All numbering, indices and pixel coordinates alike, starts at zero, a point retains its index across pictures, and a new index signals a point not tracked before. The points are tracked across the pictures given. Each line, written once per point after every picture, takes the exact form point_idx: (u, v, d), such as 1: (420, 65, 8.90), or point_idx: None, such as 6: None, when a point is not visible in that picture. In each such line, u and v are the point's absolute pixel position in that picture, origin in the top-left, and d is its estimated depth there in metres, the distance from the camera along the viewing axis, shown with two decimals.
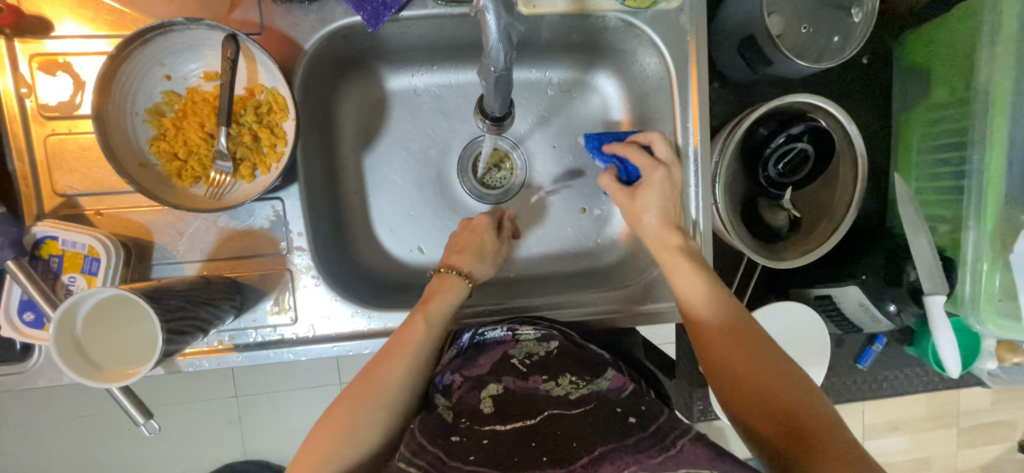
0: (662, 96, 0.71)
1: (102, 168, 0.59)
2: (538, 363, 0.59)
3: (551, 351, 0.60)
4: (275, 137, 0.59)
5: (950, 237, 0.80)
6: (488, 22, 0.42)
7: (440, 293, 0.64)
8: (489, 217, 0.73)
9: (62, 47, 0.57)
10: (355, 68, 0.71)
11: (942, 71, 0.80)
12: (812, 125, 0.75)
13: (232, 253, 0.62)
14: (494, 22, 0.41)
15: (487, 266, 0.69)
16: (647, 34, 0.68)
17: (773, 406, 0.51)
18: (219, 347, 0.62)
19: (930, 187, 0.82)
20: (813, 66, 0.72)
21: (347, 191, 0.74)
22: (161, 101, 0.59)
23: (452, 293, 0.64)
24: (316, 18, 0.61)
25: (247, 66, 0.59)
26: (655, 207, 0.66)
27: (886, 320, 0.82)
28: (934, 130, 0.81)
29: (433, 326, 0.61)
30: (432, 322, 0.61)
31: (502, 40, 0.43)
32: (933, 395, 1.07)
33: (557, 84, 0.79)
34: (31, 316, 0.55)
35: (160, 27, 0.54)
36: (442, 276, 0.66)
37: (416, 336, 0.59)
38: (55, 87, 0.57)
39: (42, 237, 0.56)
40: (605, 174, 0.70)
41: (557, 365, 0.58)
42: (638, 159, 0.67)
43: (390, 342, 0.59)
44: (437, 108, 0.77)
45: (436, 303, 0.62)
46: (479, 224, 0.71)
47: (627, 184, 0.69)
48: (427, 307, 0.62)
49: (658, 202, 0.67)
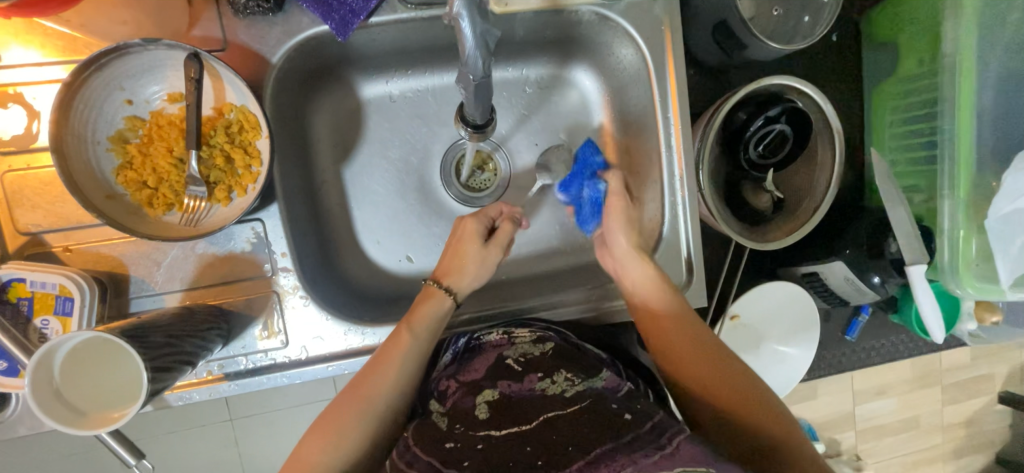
0: (641, 87, 0.71)
1: (67, 202, 0.56)
2: (532, 363, 0.58)
3: (547, 351, 0.60)
4: (249, 157, 0.57)
5: (926, 206, 0.82)
6: (464, 30, 0.41)
7: (428, 307, 0.62)
8: (478, 219, 0.68)
9: (11, 77, 0.54)
10: (326, 79, 0.69)
11: (911, 44, 0.81)
12: (789, 105, 0.75)
13: (214, 280, 0.60)
14: (470, 28, 0.40)
15: (471, 277, 0.66)
16: (621, 26, 0.67)
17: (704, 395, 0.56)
18: (209, 377, 0.60)
19: (904, 158, 0.84)
20: (786, 48, 0.72)
21: (329, 205, 0.72)
22: (125, 127, 0.56)
23: (441, 306, 0.62)
24: (282, 29, 0.59)
25: (213, 85, 0.57)
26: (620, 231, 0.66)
27: (872, 292, 0.82)
28: (906, 102, 0.83)
29: (420, 336, 0.59)
30: (419, 334, 0.59)
31: (480, 47, 0.42)
32: (917, 358, 1.10)
33: (535, 81, 0.78)
34: (4, 363, 0.52)
35: (116, 50, 0.51)
36: (429, 289, 0.64)
37: (404, 351, 0.58)
38: (8, 120, 0.54)
39: (9, 279, 0.53)
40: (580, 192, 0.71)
41: (552, 363, 0.58)
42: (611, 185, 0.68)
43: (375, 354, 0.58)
44: (415, 113, 0.75)
45: (422, 316, 0.61)
46: (466, 229, 0.67)
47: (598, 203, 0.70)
48: (415, 320, 0.60)
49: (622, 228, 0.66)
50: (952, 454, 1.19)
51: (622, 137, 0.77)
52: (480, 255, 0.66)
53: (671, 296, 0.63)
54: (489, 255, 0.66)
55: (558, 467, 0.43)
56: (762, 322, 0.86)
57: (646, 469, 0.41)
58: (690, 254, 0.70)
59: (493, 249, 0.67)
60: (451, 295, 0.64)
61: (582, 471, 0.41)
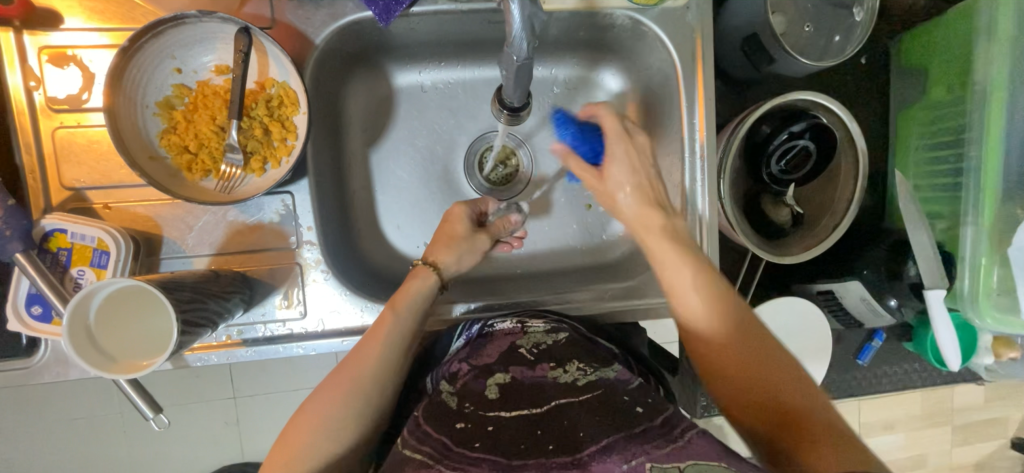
0: (668, 93, 0.72)
1: (111, 161, 0.59)
2: (546, 353, 0.59)
3: (560, 340, 0.60)
4: (286, 130, 0.60)
5: (948, 233, 0.81)
6: (512, 9, 0.43)
7: (416, 284, 0.63)
8: (467, 206, 0.70)
9: (72, 40, 0.57)
10: (361, 64, 0.72)
11: (939, 70, 0.81)
12: (814, 122, 0.76)
13: (241, 247, 0.62)
14: (519, 10, 0.42)
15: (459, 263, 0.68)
16: (653, 31, 0.69)
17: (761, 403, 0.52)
18: (227, 342, 0.62)
19: (926, 183, 0.84)
20: (815, 65, 0.73)
21: (354, 187, 0.74)
22: (172, 94, 0.59)
23: (427, 282, 0.64)
24: (327, 12, 0.62)
25: (258, 60, 0.59)
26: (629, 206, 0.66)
27: (888, 315, 0.83)
28: (932, 128, 0.83)
29: (403, 316, 0.60)
30: (402, 313, 0.60)
31: (525, 29, 0.44)
32: (929, 393, 1.08)
33: (563, 82, 0.79)
34: (39, 309, 0.55)
35: (172, 19, 0.54)
36: (417, 268, 0.65)
37: (385, 329, 0.58)
38: (64, 80, 0.57)
39: (51, 229, 0.55)
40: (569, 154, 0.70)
41: (565, 353, 0.58)
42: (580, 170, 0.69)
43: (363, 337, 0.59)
44: (444, 104, 0.77)
45: (408, 294, 0.62)
46: (455, 214, 0.69)
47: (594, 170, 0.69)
48: (402, 298, 0.61)
49: (631, 195, 0.66)
50: None
51: None
52: (466, 239, 0.68)
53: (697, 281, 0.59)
54: (474, 242, 0.69)
55: (569, 452, 0.44)
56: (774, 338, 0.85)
57: (659, 460, 0.42)
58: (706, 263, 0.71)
59: (479, 238, 0.69)
60: (437, 271, 0.65)
61: (594, 457, 0.42)
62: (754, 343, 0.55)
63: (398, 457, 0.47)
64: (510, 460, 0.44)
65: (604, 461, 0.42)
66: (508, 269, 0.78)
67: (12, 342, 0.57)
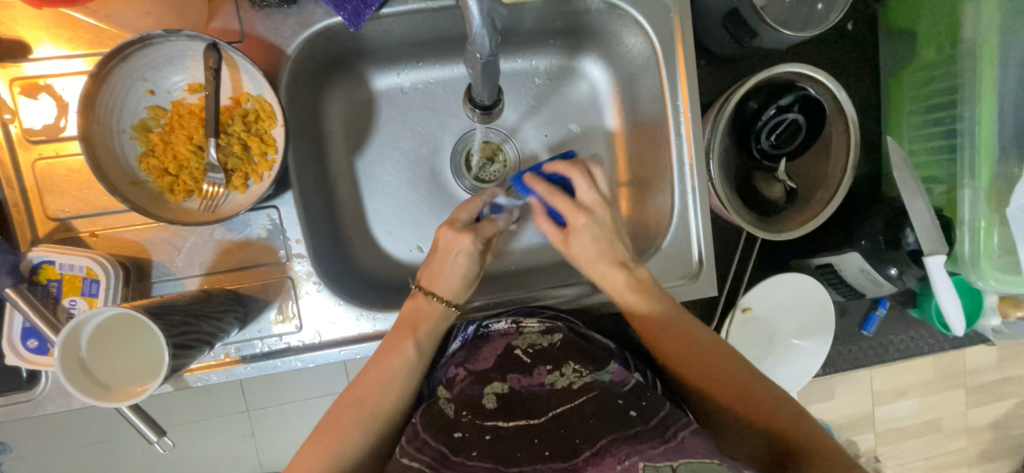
0: (649, 77, 0.71)
1: (94, 189, 0.59)
2: (541, 355, 0.58)
3: (555, 343, 0.59)
4: (265, 145, 0.59)
5: (946, 197, 0.79)
6: (471, 7, 0.41)
7: (429, 322, 0.63)
8: (475, 239, 0.65)
9: (43, 70, 0.57)
10: (338, 71, 0.71)
11: (927, 31, 0.80)
12: (802, 93, 0.75)
13: (232, 265, 0.62)
14: (477, 7, 0.41)
15: (460, 289, 0.66)
16: (629, 14, 0.67)
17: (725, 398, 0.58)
18: (226, 360, 0.62)
19: (923, 147, 0.82)
20: (798, 37, 0.71)
21: (342, 196, 0.74)
22: (148, 116, 0.58)
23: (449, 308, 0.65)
24: (297, 21, 0.61)
25: (231, 76, 0.59)
26: (591, 252, 0.64)
27: (888, 284, 0.82)
28: (925, 90, 0.81)
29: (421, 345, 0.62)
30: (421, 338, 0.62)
31: (485, 26, 0.43)
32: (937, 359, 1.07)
33: (544, 73, 0.78)
34: (35, 342, 0.55)
35: (138, 41, 0.53)
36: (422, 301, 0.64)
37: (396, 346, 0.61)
38: (39, 111, 0.57)
39: (39, 262, 0.55)
40: (536, 216, 0.66)
41: (561, 355, 0.57)
42: (560, 205, 0.63)
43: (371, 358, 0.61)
44: (425, 105, 0.76)
45: (428, 327, 0.63)
46: (458, 246, 0.64)
47: (560, 227, 0.66)
48: (421, 329, 0.63)
49: (591, 243, 0.64)
50: (977, 458, 1.16)
51: (630, 127, 0.77)
52: (473, 273, 0.66)
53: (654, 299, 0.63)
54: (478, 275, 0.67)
55: (565, 458, 0.44)
56: (776, 315, 0.84)
57: (654, 460, 0.42)
58: (700, 248, 0.70)
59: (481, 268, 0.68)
60: (455, 305, 0.66)
61: (588, 462, 0.43)
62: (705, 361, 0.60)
63: (397, 465, 0.48)
64: (506, 468, 0.44)
65: (599, 465, 0.42)
66: (502, 266, 0.77)
67: (13, 375, 0.58)
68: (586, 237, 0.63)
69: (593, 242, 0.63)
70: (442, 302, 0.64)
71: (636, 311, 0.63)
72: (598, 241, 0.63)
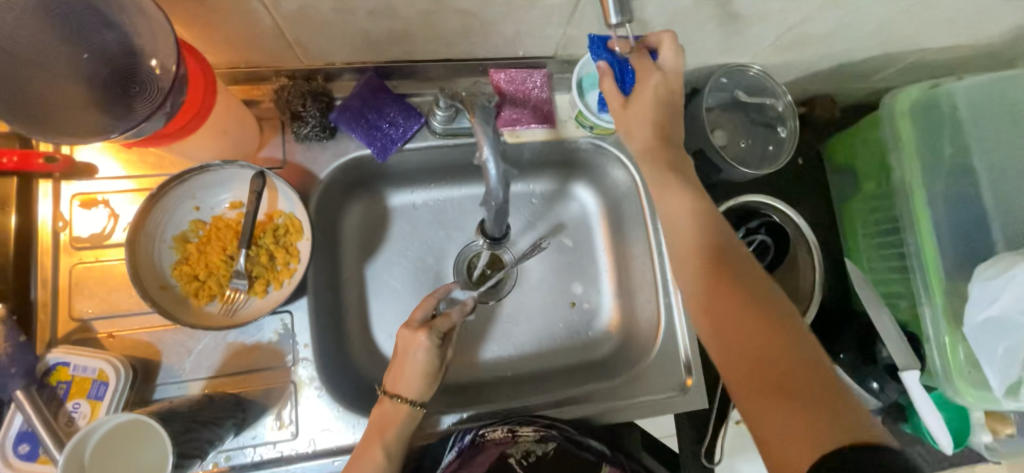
0: (632, 204, 0.83)
1: (122, 291, 0.63)
2: (534, 468, 0.62)
3: (549, 452, 0.62)
4: (289, 255, 0.65)
5: (910, 312, 0.87)
6: (489, 170, 0.52)
7: (393, 430, 0.62)
8: (431, 334, 0.64)
9: (104, 187, 0.65)
10: (360, 189, 0.80)
11: (865, 169, 0.93)
12: (766, 219, 0.86)
13: (238, 368, 0.64)
14: (494, 171, 0.51)
15: (421, 389, 0.64)
16: (613, 153, 0.80)
17: (769, 374, 0.48)
18: (215, 469, 0.61)
19: (880, 265, 0.92)
20: (755, 173, 0.83)
21: (349, 300, 0.78)
22: (188, 229, 0.65)
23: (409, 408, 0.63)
24: (332, 152, 0.72)
25: (269, 196, 0.67)
26: (648, 133, 0.61)
27: (873, 398, 0.86)
28: (870, 216, 0.93)
29: (392, 452, 0.61)
30: (388, 442, 0.61)
31: (501, 182, 0.53)
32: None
33: (539, 195, 0.88)
34: (27, 447, 0.54)
35: (199, 168, 0.63)
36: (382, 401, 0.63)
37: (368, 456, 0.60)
38: (91, 221, 0.64)
39: (55, 363, 0.57)
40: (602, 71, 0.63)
41: (552, 469, 0.62)
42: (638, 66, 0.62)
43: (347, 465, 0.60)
44: (434, 219, 0.84)
45: (394, 432, 0.62)
46: (412, 341, 0.64)
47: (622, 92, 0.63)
48: (388, 427, 0.62)
49: (651, 127, 0.61)
50: None
51: (617, 242, 0.86)
52: (431, 375, 0.64)
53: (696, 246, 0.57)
54: (437, 379, 0.65)
55: None
56: None
57: None
58: (688, 358, 0.75)
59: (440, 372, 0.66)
60: (418, 404, 0.63)
61: None
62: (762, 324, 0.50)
63: None
64: None
65: None
66: (497, 372, 0.80)
67: None
68: (649, 113, 0.61)
69: (658, 124, 0.61)
70: (406, 403, 0.63)
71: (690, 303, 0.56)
72: (651, 129, 0.61)
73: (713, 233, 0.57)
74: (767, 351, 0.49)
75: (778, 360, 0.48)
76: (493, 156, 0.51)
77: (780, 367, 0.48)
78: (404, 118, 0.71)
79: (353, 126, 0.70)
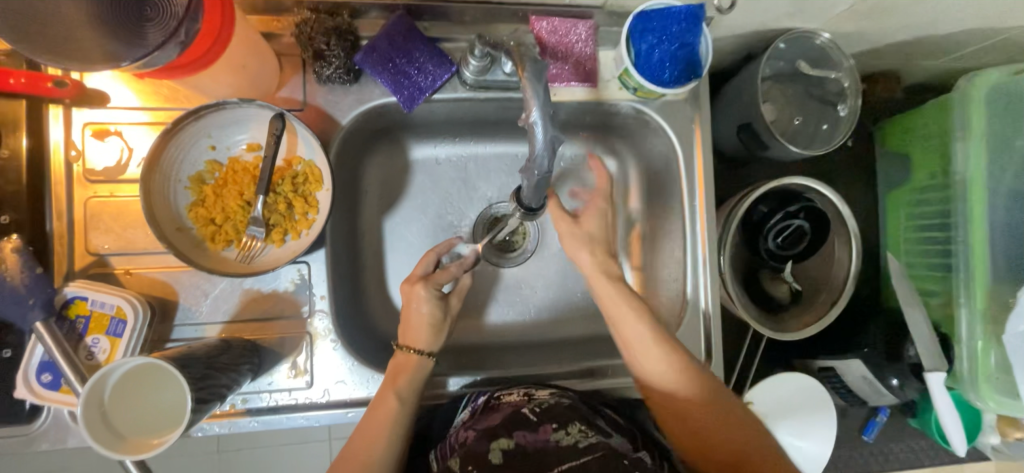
0: (669, 177, 0.77)
1: (138, 229, 0.61)
2: (549, 412, 0.57)
3: (561, 403, 0.59)
4: (308, 205, 0.63)
5: (942, 310, 0.83)
6: (537, 132, 0.46)
7: (406, 378, 0.61)
8: (428, 285, 0.65)
9: (116, 117, 0.61)
10: (382, 139, 0.76)
11: (920, 157, 0.87)
12: (808, 204, 0.79)
13: (254, 315, 0.63)
14: (542, 134, 0.46)
15: (430, 338, 0.64)
16: (655, 120, 0.74)
17: (727, 456, 0.59)
18: (231, 411, 0.62)
19: (918, 262, 0.87)
20: (805, 152, 0.76)
21: (366, 254, 0.76)
22: (204, 169, 0.62)
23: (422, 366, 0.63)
24: (355, 97, 0.67)
25: (288, 140, 0.63)
26: (592, 237, 0.69)
27: (890, 394, 0.83)
28: (917, 209, 0.87)
29: (407, 403, 0.60)
30: (400, 388, 0.60)
31: (547, 150, 0.47)
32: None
33: (569, 158, 0.83)
34: (49, 377, 0.55)
35: (215, 105, 0.59)
36: (398, 358, 0.63)
37: (383, 405, 0.59)
38: (104, 153, 0.61)
39: (72, 297, 0.57)
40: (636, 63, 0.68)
41: (567, 414, 0.56)
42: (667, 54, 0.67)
43: (359, 425, 0.59)
44: (458, 177, 0.80)
45: (406, 381, 0.61)
46: (413, 293, 0.64)
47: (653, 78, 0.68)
48: (401, 378, 0.61)
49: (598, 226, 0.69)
50: None
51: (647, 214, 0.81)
52: (433, 325, 0.65)
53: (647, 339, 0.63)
54: (443, 329, 0.66)
55: None
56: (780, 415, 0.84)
57: None
58: (709, 341, 0.73)
59: (444, 323, 0.66)
60: (428, 354, 0.63)
61: None
62: (714, 408, 0.61)
63: None
64: None
65: None
66: (512, 337, 0.79)
67: (15, 408, 0.57)
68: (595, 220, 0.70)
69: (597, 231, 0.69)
70: (415, 354, 0.63)
71: (649, 378, 0.63)
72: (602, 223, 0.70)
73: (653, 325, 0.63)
74: (721, 432, 0.60)
75: (732, 440, 0.59)
76: (543, 115, 0.45)
77: (737, 452, 0.58)
78: (434, 65, 0.66)
79: (379, 70, 0.64)
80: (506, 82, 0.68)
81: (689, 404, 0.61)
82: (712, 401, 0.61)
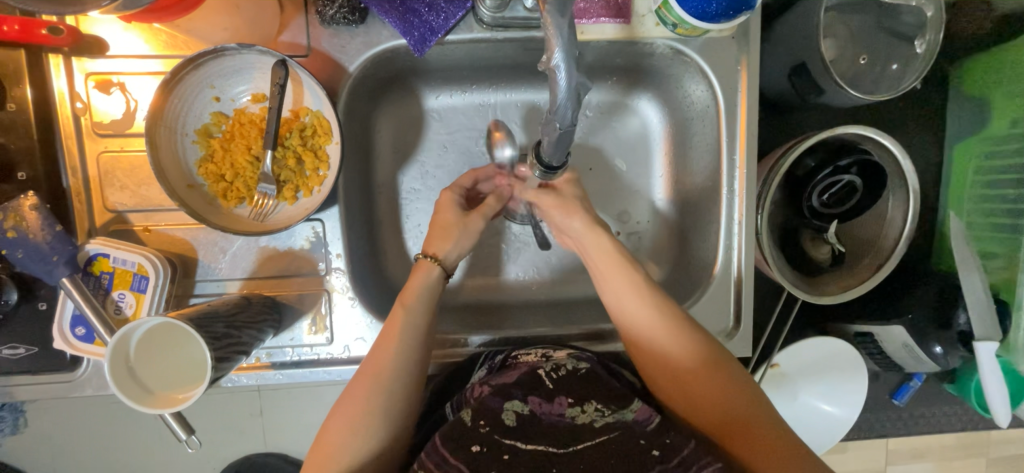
0: (705, 125, 0.69)
1: (152, 186, 0.60)
2: (565, 383, 0.55)
3: (580, 370, 0.56)
4: (318, 160, 0.60)
5: (1003, 275, 0.76)
6: (560, 79, 0.41)
7: (416, 280, 0.61)
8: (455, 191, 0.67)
9: (117, 67, 0.58)
10: (393, 87, 0.71)
11: (1004, 102, 0.75)
12: (863, 157, 0.71)
13: (273, 272, 0.63)
14: (566, 82, 0.40)
15: (457, 246, 0.64)
16: (695, 62, 0.66)
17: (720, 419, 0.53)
18: (258, 363, 0.64)
19: (982, 221, 0.77)
20: (867, 97, 0.66)
21: (381, 210, 0.74)
22: (210, 122, 0.60)
23: (431, 275, 0.62)
24: (362, 40, 0.61)
25: (294, 89, 0.60)
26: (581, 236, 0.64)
27: (931, 362, 0.77)
28: (994, 163, 0.76)
29: (414, 309, 0.59)
30: (411, 310, 0.59)
31: (570, 98, 0.42)
32: (996, 446, 0.98)
33: (596, 106, 0.77)
34: (82, 330, 0.57)
35: (213, 51, 0.55)
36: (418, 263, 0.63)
37: (398, 326, 0.57)
38: (110, 106, 0.59)
39: (95, 254, 0.57)
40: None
41: (586, 389, 0.54)
42: None
43: (368, 358, 0.57)
44: (474, 127, 0.75)
45: (413, 291, 0.60)
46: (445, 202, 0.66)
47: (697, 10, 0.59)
48: (408, 295, 0.60)
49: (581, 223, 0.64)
50: None
51: (678, 169, 0.76)
52: (461, 224, 0.65)
53: (671, 314, 0.59)
54: (468, 226, 0.65)
55: None
56: (804, 376, 0.82)
57: None
58: (740, 304, 0.69)
59: (474, 219, 0.65)
60: (438, 264, 0.63)
61: None
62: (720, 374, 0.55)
63: None
64: None
65: None
66: (530, 295, 0.76)
67: (58, 356, 0.60)
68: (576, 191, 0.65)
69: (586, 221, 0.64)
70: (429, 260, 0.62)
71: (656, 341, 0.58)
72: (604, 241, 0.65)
73: (658, 307, 0.59)
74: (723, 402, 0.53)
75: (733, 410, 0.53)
76: (567, 58, 0.39)
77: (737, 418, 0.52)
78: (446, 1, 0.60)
79: (386, 8, 0.59)
80: (527, 19, 0.60)
81: (690, 371, 0.56)
82: (719, 369, 0.56)
